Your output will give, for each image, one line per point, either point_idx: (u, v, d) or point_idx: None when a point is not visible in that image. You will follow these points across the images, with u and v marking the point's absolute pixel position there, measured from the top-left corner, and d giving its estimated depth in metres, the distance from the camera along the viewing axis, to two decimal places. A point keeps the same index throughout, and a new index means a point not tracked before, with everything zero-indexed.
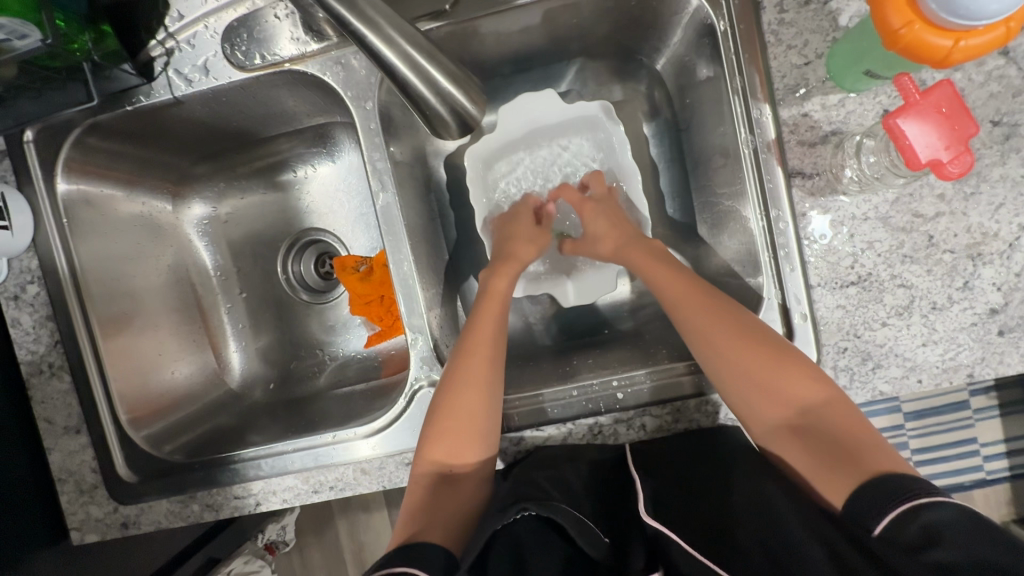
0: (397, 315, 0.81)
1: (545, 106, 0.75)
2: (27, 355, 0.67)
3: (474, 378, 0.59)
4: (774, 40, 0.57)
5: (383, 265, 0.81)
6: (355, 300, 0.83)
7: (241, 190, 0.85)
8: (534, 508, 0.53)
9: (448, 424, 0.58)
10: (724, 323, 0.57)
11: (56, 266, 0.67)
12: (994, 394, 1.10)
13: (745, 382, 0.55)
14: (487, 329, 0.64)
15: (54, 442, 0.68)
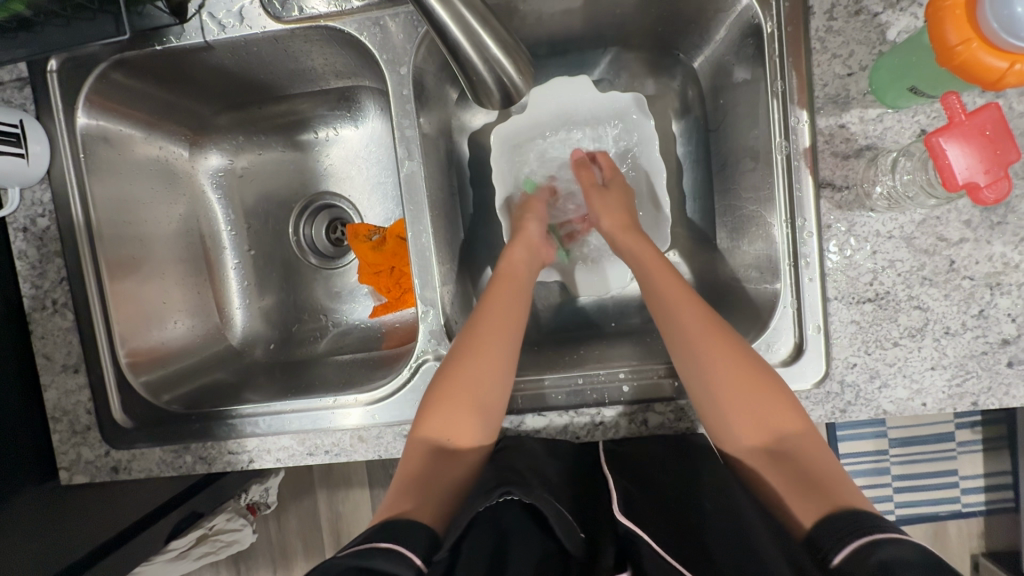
0: (407, 288, 0.80)
1: (582, 94, 0.74)
2: (31, 289, 0.67)
3: (481, 360, 0.59)
4: (820, 48, 0.56)
5: (397, 236, 0.80)
6: (365, 269, 0.82)
7: (259, 146, 0.84)
8: (517, 493, 0.49)
9: (446, 395, 0.58)
10: (711, 330, 0.57)
11: (69, 201, 0.65)
12: (979, 429, 1.11)
13: (727, 392, 0.54)
14: (501, 313, 0.63)
15: (51, 379, 0.68)
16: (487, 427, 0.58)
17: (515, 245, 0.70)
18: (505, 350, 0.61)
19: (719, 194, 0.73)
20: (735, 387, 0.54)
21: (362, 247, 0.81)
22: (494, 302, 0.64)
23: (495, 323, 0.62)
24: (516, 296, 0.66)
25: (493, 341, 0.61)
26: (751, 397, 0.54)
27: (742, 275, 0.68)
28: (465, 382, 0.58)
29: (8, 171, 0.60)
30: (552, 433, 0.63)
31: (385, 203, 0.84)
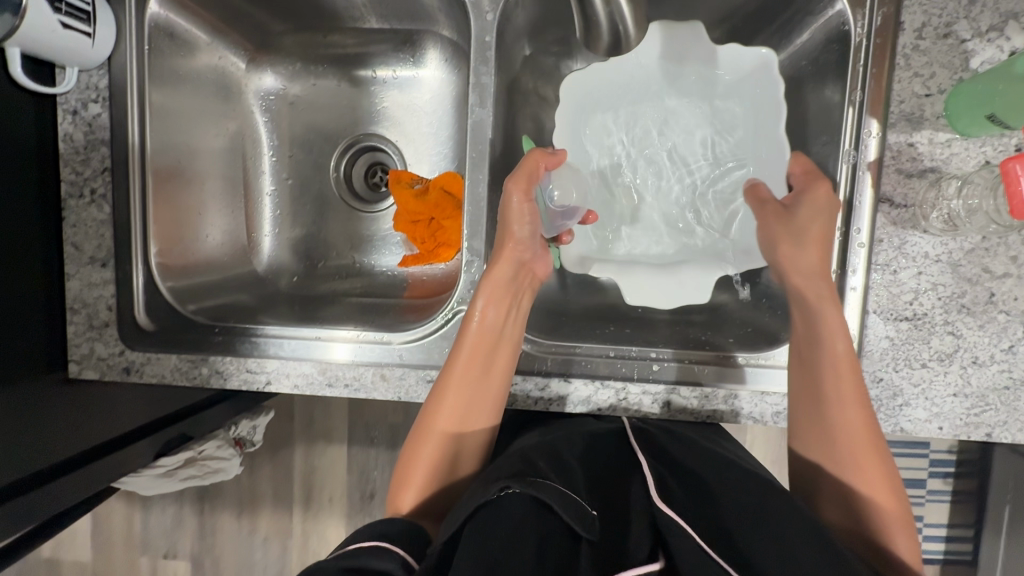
0: (444, 241, 0.80)
1: (699, 48, 0.67)
2: (71, 174, 0.65)
3: (446, 429, 0.59)
4: (903, 64, 0.57)
5: (442, 187, 0.80)
6: (403, 216, 0.80)
7: (314, 75, 0.82)
8: (518, 487, 0.47)
9: (418, 449, 0.59)
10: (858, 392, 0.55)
11: (126, 91, 0.64)
12: (950, 480, 1.16)
13: (840, 446, 0.55)
14: (463, 380, 0.59)
15: (75, 269, 0.66)
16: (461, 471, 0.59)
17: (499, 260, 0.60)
18: (474, 413, 0.59)
19: None
20: (853, 447, 0.54)
21: (403, 193, 0.80)
22: (455, 366, 0.59)
23: (465, 392, 0.59)
24: (492, 358, 0.60)
25: (462, 411, 0.59)
26: (856, 460, 0.54)
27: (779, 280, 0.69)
28: (433, 447, 0.58)
29: (74, 48, 0.58)
30: (575, 401, 0.63)
31: (432, 154, 0.83)
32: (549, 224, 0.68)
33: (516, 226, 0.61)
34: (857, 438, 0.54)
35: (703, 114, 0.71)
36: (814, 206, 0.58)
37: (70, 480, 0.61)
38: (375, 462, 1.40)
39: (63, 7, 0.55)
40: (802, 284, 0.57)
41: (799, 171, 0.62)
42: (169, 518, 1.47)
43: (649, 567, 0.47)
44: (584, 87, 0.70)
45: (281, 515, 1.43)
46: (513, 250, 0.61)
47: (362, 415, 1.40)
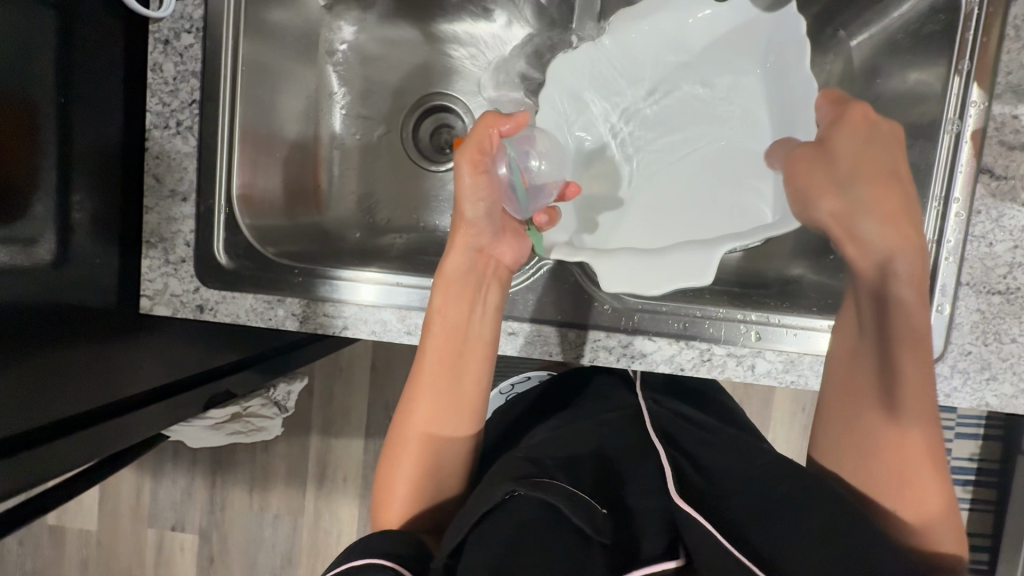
0: None
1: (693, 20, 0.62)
2: (158, 105, 0.64)
3: (415, 434, 0.60)
4: (1013, 35, 0.57)
5: None
6: None
7: (389, 26, 0.80)
8: (523, 491, 0.47)
9: (391, 457, 0.60)
10: (912, 386, 0.53)
11: (220, 21, 0.63)
12: (970, 489, 1.14)
13: (881, 451, 0.53)
14: (425, 382, 0.60)
15: (155, 202, 0.65)
16: (445, 484, 0.59)
17: (450, 254, 0.60)
18: (449, 416, 0.60)
19: None
20: (905, 448, 0.53)
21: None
22: (421, 372, 0.60)
23: (438, 397, 0.60)
24: (458, 360, 0.61)
25: (430, 415, 0.60)
26: (901, 468, 0.52)
27: None
28: (409, 455, 0.59)
29: None
30: (657, 360, 0.63)
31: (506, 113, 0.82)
32: (525, 202, 0.61)
33: (468, 207, 0.58)
34: (898, 441, 0.53)
35: (696, 94, 0.68)
36: (854, 137, 0.56)
37: (99, 429, 0.60)
38: None
39: None
40: (858, 255, 0.56)
41: (826, 103, 0.57)
42: (179, 490, 1.45)
43: (668, 566, 0.45)
44: (575, 69, 0.64)
45: (294, 492, 1.41)
46: (466, 243, 0.60)
47: (383, 395, 1.37)
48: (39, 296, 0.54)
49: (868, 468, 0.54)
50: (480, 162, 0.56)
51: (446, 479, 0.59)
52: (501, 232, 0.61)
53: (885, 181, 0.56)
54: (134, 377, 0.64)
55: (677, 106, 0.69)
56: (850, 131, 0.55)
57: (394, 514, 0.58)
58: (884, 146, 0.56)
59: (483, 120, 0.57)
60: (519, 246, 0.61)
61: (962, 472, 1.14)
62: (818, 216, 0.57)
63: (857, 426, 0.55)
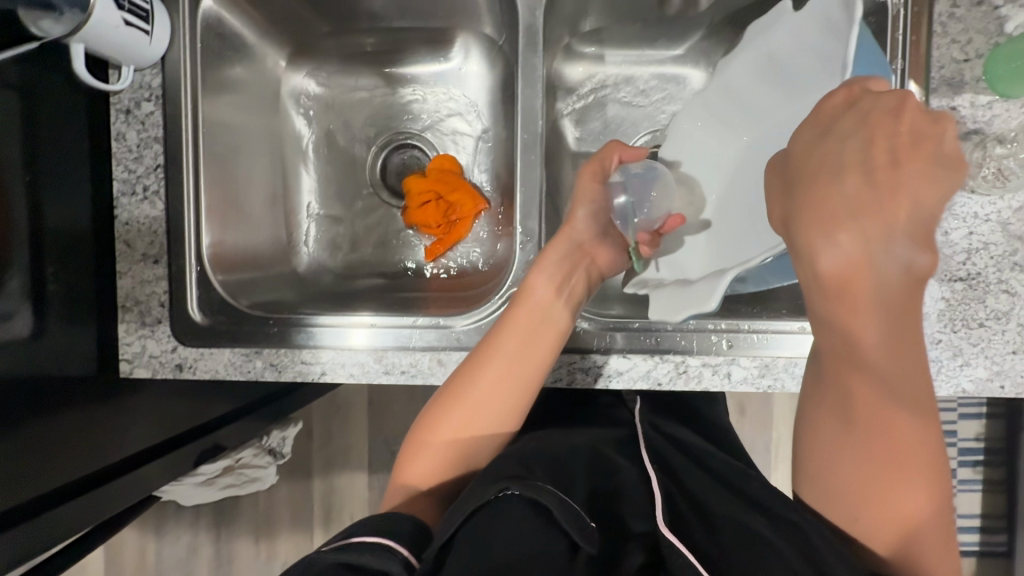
0: (454, 220, 0.81)
1: (789, 48, 0.59)
2: (123, 172, 0.66)
3: (462, 422, 0.59)
4: (941, 32, 0.59)
5: (447, 166, 0.81)
6: (412, 206, 0.82)
7: (349, 74, 0.83)
8: (518, 489, 0.47)
9: (429, 434, 0.60)
10: (907, 405, 0.45)
11: (178, 88, 0.65)
12: (981, 469, 1.13)
13: (858, 477, 0.47)
14: (488, 379, 0.58)
15: (127, 267, 0.66)
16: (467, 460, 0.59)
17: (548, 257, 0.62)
18: (503, 393, 0.59)
19: None
20: (894, 464, 0.45)
21: (410, 179, 0.81)
22: (481, 366, 0.59)
23: (499, 374, 0.58)
24: (531, 344, 0.59)
25: (485, 398, 0.58)
26: (883, 490, 0.46)
27: None
28: (451, 423, 0.59)
29: (132, 45, 0.59)
30: (634, 377, 0.63)
31: (470, 146, 0.84)
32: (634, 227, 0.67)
33: (581, 210, 0.64)
34: (882, 463, 0.46)
35: (780, 114, 0.62)
36: (811, 132, 0.50)
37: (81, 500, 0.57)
38: None
39: (125, 4, 0.56)
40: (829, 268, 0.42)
41: (841, 99, 0.49)
42: (182, 548, 1.41)
43: None
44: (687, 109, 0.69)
45: (301, 537, 1.39)
46: (567, 242, 0.63)
47: (383, 430, 1.37)
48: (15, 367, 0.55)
49: (846, 491, 0.48)
50: (598, 175, 0.65)
51: (474, 463, 0.60)
52: (600, 237, 0.66)
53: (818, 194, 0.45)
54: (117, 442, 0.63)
55: (752, 130, 0.65)
56: (806, 128, 0.50)
57: (411, 478, 0.59)
58: (844, 136, 0.47)
59: (609, 145, 0.66)
60: (617, 255, 0.67)
61: (970, 452, 1.13)
62: (798, 247, 0.45)
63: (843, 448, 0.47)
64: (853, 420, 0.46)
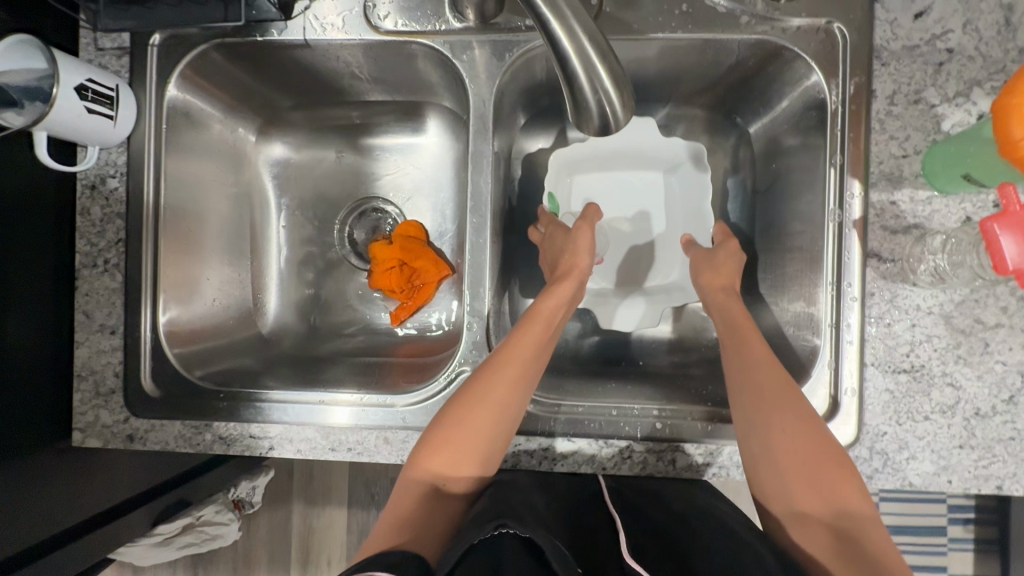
0: (418, 285, 0.82)
1: (684, 195, 0.77)
2: (86, 245, 0.68)
3: (480, 431, 0.55)
4: (879, 128, 0.60)
5: (409, 232, 0.83)
6: (377, 270, 0.82)
7: (321, 144, 0.85)
8: (513, 527, 0.47)
9: (443, 445, 0.55)
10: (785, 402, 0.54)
11: (143, 166, 0.67)
12: (972, 527, 1.10)
13: (796, 475, 0.51)
14: (512, 388, 0.56)
15: (85, 337, 0.68)
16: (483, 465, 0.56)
17: (562, 282, 0.65)
18: (521, 395, 0.57)
19: (762, 251, 0.75)
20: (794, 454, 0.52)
21: (375, 246, 0.82)
22: (500, 374, 0.57)
23: (519, 377, 0.57)
24: (545, 347, 0.61)
25: (505, 402, 0.56)
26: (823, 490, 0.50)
27: (779, 332, 0.69)
28: (473, 425, 0.55)
29: (96, 130, 0.62)
30: (578, 461, 0.63)
31: (437, 213, 0.85)
32: None
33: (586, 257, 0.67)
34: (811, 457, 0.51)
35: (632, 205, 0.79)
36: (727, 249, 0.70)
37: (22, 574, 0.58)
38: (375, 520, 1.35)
39: (89, 93, 0.59)
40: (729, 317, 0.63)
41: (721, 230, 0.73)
42: None
43: None
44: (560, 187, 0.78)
45: None
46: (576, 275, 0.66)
47: (363, 472, 1.36)
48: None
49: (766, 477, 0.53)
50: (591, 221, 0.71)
51: (489, 466, 0.57)
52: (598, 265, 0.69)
53: (726, 291, 0.66)
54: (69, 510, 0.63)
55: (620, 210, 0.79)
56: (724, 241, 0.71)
57: (422, 474, 0.55)
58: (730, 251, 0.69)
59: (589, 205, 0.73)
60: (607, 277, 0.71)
61: (959, 510, 1.10)
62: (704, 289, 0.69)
63: (774, 447, 0.52)
64: (768, 423, 0.53)
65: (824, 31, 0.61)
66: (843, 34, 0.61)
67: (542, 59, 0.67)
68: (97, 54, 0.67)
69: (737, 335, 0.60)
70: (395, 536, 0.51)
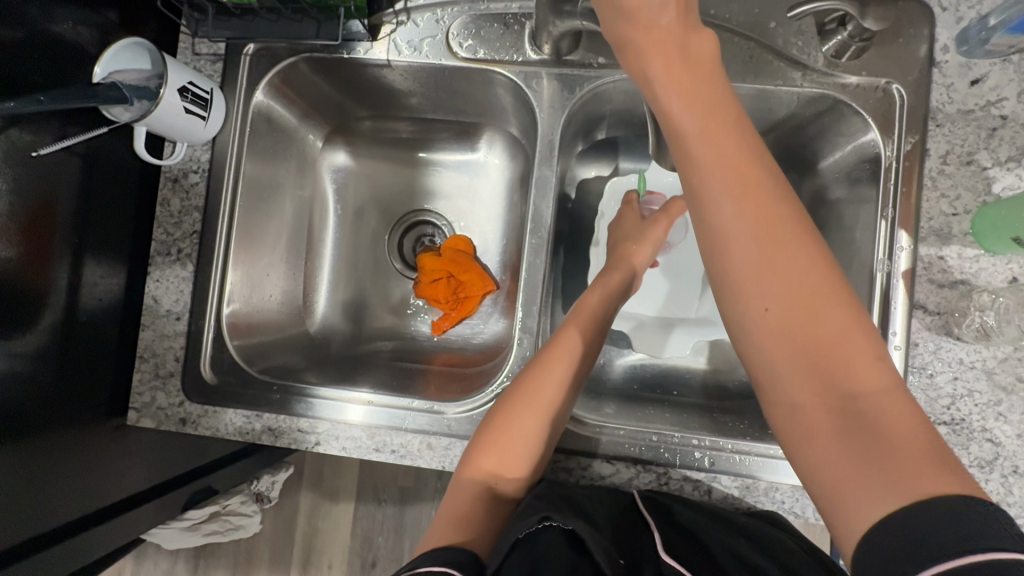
0: (463, 297, 0.85)
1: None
2: (162, 235, 0.72)
3: (529, 430, 0.58)
4: (931, 185, 0.62)
5: (459, 247, 0.86)
6: (424, 279, 0.85)
7: (382, 156, 0.90)
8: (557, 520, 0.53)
9: (494, 446, 0.58)
10: (771, 260, 0.42)
11: (223, 164, 0.71)
12: None
13: (799, 373, 0.42)
14: (557, 389, 0.60)
15: (151, 321, 0.71)
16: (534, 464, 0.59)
17: (610, 277, 0.68)
18: (565, 394, 0.60)
19: None
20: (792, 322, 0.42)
21: (424, 257, 0.85)
22: (548, 374, 0.60)
23: (565, 376, 0.60)
24: (590, 342, 0.64)
25: (551, 401, 0.59)
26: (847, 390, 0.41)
27: None
28: (520, 423, 0.58)
29: (189, 128, 0.66)
30: (616, 483, 0.64)
31: (485, 229, 0.89)
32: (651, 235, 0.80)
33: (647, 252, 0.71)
34: (807, 334, 0.42)
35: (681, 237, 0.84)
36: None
37: None
38: (381, 527, 1.35)
39: (188, 94, 0.63)
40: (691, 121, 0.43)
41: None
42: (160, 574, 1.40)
43: None
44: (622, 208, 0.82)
45: None
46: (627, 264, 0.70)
47: (373, 477, 1.37)
48: (23, 404, 0.57)
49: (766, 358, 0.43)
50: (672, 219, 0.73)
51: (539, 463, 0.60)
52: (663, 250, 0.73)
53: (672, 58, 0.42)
54: (113, 486, 0.67)
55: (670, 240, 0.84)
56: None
57: (474, 472, 0.58)
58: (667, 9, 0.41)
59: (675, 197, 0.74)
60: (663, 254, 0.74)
61: None
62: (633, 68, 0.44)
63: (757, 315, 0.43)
64: (748, 289, 0.43)
65: (882, 90, 0.64)
66: (900, 95, 0.64)
67: (607, 95, 0.71)
68: (193, 58, 0.72)
69: (709, 138, 0.43)
70: (461, 539, 0.54)
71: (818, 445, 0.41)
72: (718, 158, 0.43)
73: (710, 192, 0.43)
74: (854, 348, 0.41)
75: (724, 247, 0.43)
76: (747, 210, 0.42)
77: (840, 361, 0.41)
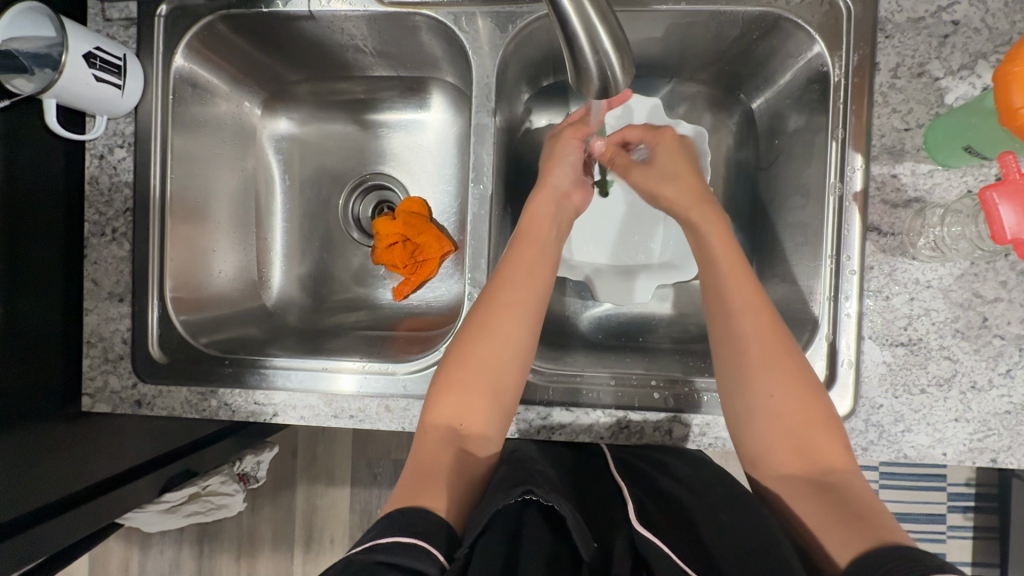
0: (420, 262, 0.82)
1: None
2: (95, 215, 0.69)
3: (485, 366, 0.59)
4: (881, 101, 0.60)
5: (413, 210, 0.83)
6: (380, 246, 0.83)
7: (326, 120, 0.86)
8: (538, 494, 0.49)
9: (452, 388, 0.59)
10: (772, 339, 0.57)
11: (150, 136, 0.68)
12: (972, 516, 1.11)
13: (784, 436, 0.55)
14: (511, 320, 0.61)
15: (94, 304, 0.69)
16: (504, 399, 0.59)
17: (537, 197, 0.68)
18: (520, 324, 0.61)
19: (763, 228, 0.75)
20: (797, 404, 0.55)
21: (378, 221, 0.83)
22: (502, 309, 0.61)
23: (511, 309, 0.61)
24: (533, 264, 0.64)
25: (504, 334, 0.60)
26: (799, 428, 0.55)
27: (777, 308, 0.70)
28: (473, 356, 0.60)
29: (104, 99, 0.63)
30: (577, 431, 0.64)
31: (438, 190, 0.86)
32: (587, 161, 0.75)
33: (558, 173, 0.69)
34: (801, 412, 0.55)
35: None
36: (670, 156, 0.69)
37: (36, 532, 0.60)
38: (378, 500, 1.36)
39: (96, 62, 0.60)
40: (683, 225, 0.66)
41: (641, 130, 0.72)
42: (167, 561, 1.42)
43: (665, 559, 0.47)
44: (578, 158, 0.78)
45: (281, 557, 1.39)
46: (545, 194, 0.68)
47: (365, 453, 1.37)
48: None
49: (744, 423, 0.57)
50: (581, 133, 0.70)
51: (506, 397, 0.59)
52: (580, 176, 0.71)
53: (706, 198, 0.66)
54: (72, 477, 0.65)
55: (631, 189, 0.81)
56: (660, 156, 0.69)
57: (437, 416, 0.58)
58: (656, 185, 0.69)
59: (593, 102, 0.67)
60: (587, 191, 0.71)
61: (959, 498, 1.11)
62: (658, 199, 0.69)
63: (773, 410, 0.55)
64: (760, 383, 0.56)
65: (828, 3, 0.61)
66: (846, 6, 0.60)
67: (545, 32, 0.67)
68: (104, 24, 0.68)
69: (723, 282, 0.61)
70: (440, 503, 0.51)
71: (787, 488, 0.54)
72: (730, 267, 0.61)
73: (736, 317, 0.59)
74: (829, 435, 0.54)
75: (732, 311, 0.59)
76: (766, 329, 0.57)
77: (814, 431, 0.54)
